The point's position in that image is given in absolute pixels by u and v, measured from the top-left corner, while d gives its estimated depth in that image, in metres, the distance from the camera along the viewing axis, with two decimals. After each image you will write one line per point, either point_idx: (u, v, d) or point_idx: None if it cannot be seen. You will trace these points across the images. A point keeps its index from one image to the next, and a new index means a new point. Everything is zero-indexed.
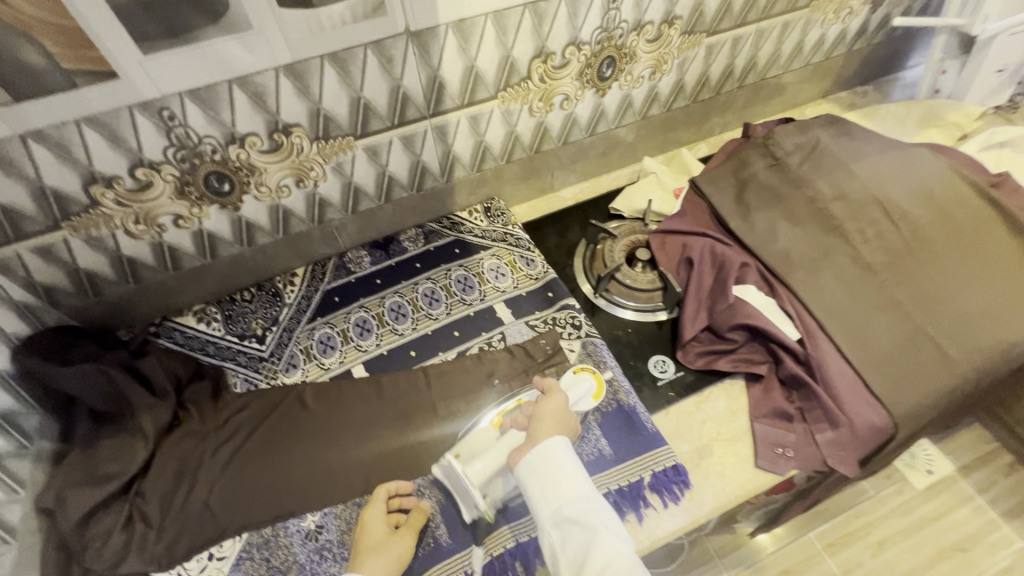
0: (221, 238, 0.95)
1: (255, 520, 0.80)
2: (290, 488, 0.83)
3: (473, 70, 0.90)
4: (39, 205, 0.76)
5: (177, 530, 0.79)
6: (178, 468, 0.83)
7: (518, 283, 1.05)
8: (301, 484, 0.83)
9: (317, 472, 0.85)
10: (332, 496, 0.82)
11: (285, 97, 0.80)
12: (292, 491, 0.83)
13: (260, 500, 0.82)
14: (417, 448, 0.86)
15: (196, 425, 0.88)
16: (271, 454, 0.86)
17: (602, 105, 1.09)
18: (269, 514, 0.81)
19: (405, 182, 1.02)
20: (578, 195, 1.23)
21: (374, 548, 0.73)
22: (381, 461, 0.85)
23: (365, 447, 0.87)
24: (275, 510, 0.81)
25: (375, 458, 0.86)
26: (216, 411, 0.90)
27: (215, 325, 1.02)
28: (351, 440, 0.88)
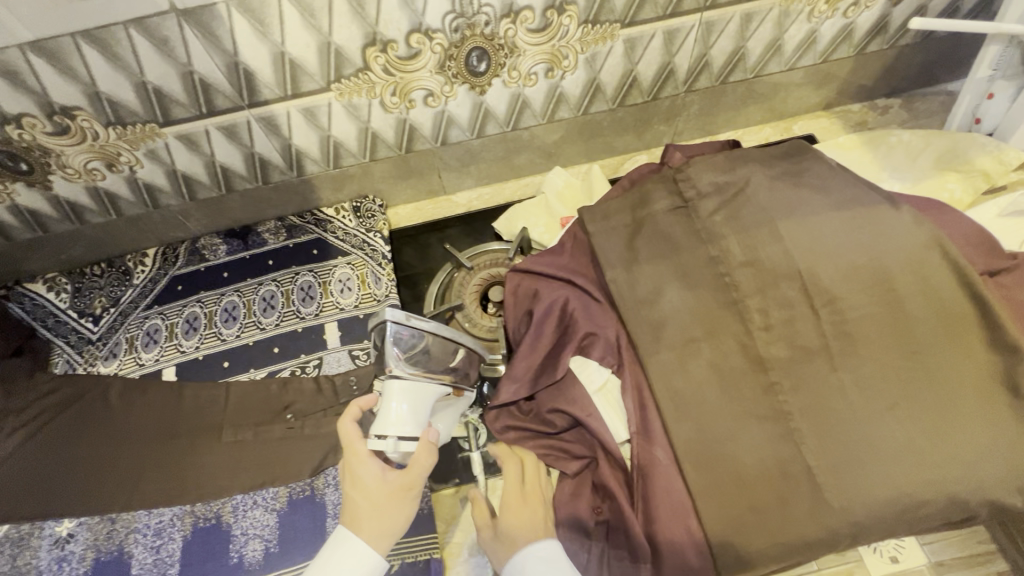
0: (46, 214, 0.90)
1: (18, 514, 0.80)
2: (59, 487, 0.82)
3: (285, 57, 0.74)
4: None
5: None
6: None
7: (359, 302, 0.94)
8: (71, 486, 0.82)
9: (91, 477, 0.82)
10: (91, 507, 0.80)
11: (48, 79, 0.70)
12: (61, 492, 0.81)
13: (28, 495, 0.81)
14: (186, 473, 0.81)
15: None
16: (56, 446, 0.85)
17: (485, 103, 0.89)
18: (32, 510, 0.80)
19: (245, 173, 0.92)
20: (472, 202, 1.06)
21: (375, 505, 0.60)
22: (151, 478, 0.82)
23: (144, 458, 0.83)
24: (39, 508, 0.80)
25: (146, 474, 0.82)
26: (28, 386, 0.89)
27: (62, 297, 1.01)
28: (131, 449, 0.84)
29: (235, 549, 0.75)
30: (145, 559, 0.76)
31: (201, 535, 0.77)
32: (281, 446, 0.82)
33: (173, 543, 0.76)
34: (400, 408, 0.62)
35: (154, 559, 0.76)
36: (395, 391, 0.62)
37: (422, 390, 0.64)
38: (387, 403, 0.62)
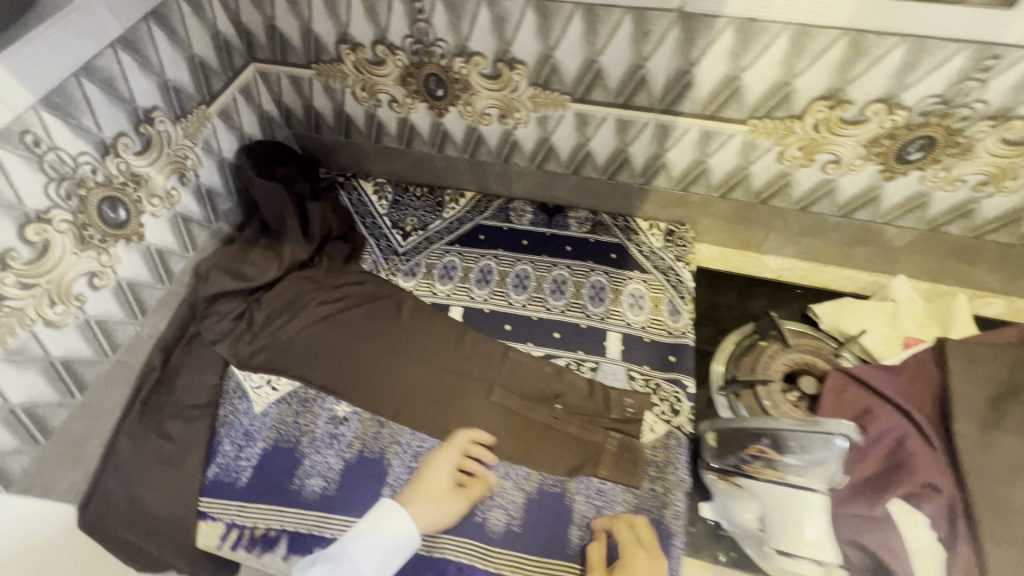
0: (419, 134, 0.99)
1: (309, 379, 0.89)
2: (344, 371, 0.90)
3: (735, 81, 0.73)
4: (304, 41, 0.88)
5: (256, 348, 0.91)
6: (289, 300, 0.95)
7: (649, 325, 0.92)
8: (353, 376, 0.90)
9: (370, 376, 0.89)
10: (365, 401, 0.87)
11: (524, 32, 0.75)
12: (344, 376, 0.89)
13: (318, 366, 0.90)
14: (452, 412, 0.85)
15: (315, 273, 0.98)
16: (348, 334, 0.93)
17: (882, 189, 0.81)
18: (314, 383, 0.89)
19: (600, 164, 0.93)
20: (784, 272, 0.99)
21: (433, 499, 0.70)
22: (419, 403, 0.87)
23: (417, 381, 0.89)
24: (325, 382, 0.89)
25: (415, 396, 0.87)
26: (339, 271, 1.00)
27: (381, 202, 1.11)
28: (409, 364, 0.90)
29: (480, 511, 0.76)
30: (400, 474, 0.80)
31: None
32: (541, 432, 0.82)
33: None
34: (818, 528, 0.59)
35: (407, 479, 0.79)
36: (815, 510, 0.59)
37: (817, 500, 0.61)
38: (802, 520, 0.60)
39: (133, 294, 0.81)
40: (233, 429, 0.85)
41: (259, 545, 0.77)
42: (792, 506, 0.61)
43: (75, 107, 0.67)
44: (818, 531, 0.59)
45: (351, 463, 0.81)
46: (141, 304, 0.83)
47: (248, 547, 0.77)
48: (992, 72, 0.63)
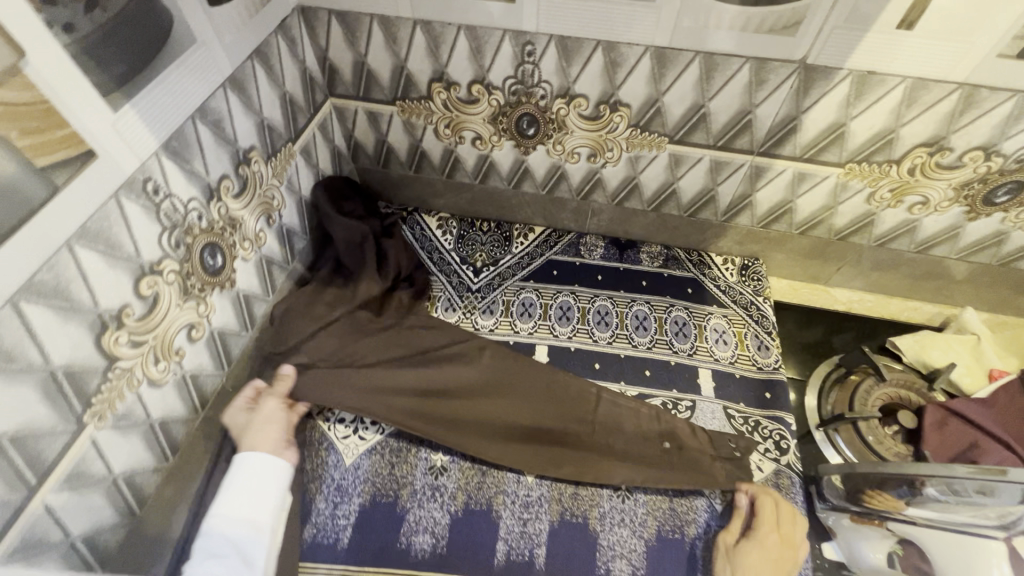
0: (498, 171, 0.98)
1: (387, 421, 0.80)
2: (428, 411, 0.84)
3: (841, 128, 0.75)
4: (392, 78, 0.86)
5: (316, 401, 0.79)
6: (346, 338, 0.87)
7: (738, 361, 0.92)
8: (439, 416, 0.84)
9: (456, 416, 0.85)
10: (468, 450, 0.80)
11: (635, 77, 0.76)
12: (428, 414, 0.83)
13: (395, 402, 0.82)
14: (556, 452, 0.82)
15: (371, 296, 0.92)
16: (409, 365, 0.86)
17: (962, 228, 0.85)
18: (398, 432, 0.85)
19: (684, 202, 0.94)
20: (853, 304, 1.03)
21: None
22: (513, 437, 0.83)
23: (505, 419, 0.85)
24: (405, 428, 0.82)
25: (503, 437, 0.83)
26: (408, 311, 0.95)
27: (447, 238, 1.08)
28: (494, 413, 0.85)
29: (602, 562, 0.75)
30: (513, 527, 0.77)
31: (568, 531, 0.77)
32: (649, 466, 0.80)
33: (539, 523, 0.77)
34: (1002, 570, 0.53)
35: (520, 532, 0.77)
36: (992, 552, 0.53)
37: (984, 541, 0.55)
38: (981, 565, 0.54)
39: (223, 344, 0.76)
40: (326, 485, 0.80)
41: None
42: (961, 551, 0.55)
43: (189, 151, 0.63)
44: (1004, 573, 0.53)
45: (458, 517, 0.78)
46: (228, 354, 0.78)
47: None
48: None
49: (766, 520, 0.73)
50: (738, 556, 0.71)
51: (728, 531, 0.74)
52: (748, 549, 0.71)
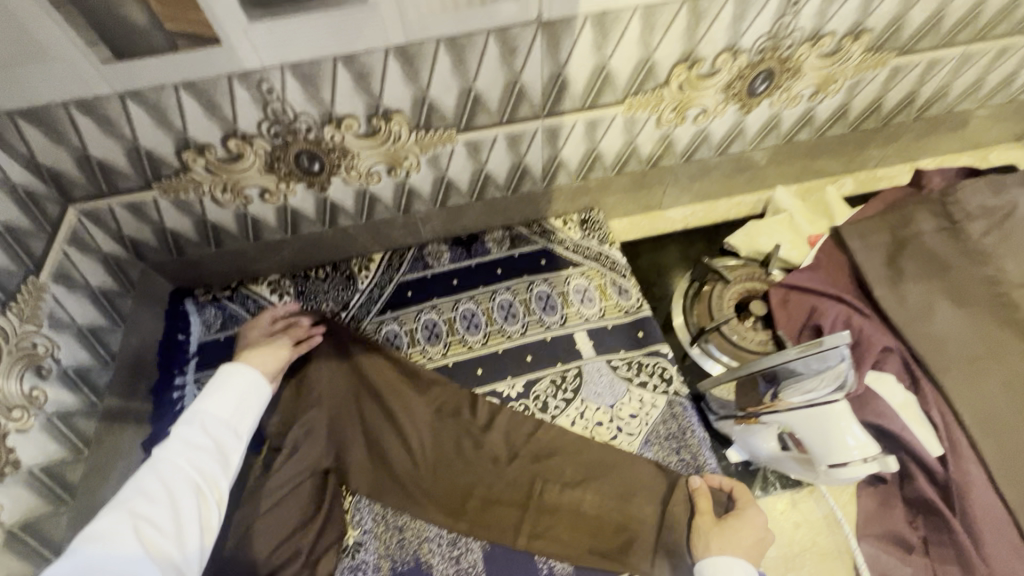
0: (304, 216, 0.90)
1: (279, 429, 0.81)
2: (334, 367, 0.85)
3: (604, 70, 0.76)
4: (133, 162, 0.74)
5: None
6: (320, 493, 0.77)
7: (605, 312, 0.94)
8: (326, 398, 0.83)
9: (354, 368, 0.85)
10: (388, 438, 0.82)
11: (391, 81, 0.71)
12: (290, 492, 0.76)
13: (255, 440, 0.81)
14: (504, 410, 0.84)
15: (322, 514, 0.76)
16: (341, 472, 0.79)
17: (744, 123, 0.92)
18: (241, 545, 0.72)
19: (502, 182, 0.93)
20: (688, 218, 1.08)
21: None
22: (426, 404, 0.84)
23: (394, 411, 0.83)
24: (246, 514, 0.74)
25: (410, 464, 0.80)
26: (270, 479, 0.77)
27: (285, 300, 0.98)
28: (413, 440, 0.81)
29: (543, 561, 0.74)
30: (447, 569, 0.73)
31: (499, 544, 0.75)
32: (586, 487, 0.78)
33: (473, 554, 0.74)
34: (848, 423, 0.58)
35: (455, 570, 0.73)
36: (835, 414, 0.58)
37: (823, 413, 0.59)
38: (832, 429, 0.58)
39: (33, 534, 0.64)
40: None
41: None
42: (816, 423, 0.59)
43: None
44: (850, 421, 0.58)
45: None
46: (49, 541, 0.67)
47: None
48: (801, 4, 0.74)
49: (743, 499, 0.74)
50: (725, 532, 0.70)
51: (707, 510, 0.73)
52: (733, 526, 0.71)
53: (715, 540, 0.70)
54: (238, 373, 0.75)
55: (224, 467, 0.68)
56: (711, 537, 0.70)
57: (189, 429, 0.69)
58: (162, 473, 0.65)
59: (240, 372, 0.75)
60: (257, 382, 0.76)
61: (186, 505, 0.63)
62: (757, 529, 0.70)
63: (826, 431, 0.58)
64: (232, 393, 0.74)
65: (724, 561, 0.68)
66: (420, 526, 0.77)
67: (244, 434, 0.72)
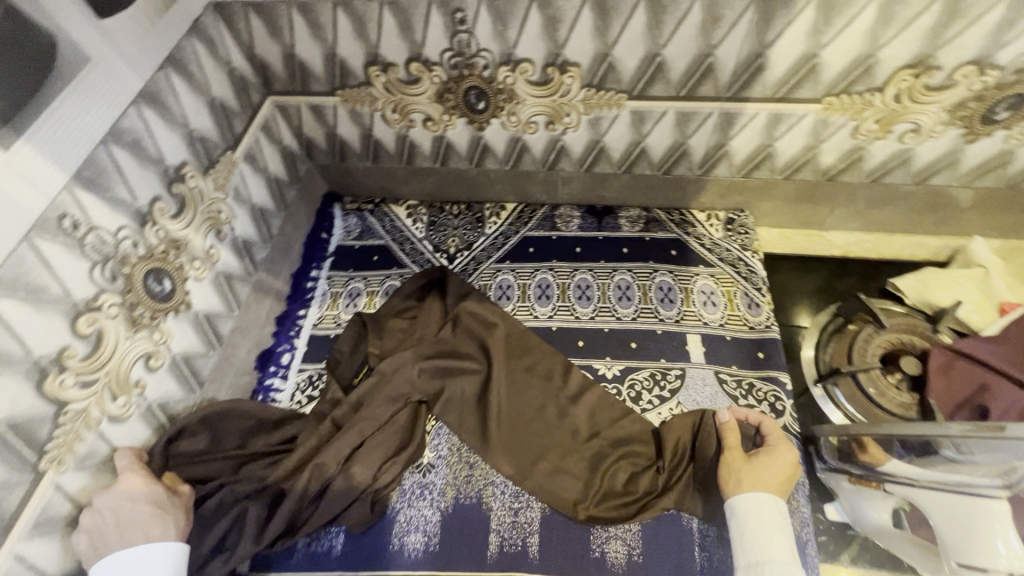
0: (456, 151, 0.93)
1: (386, 350, 0.87)
2: (458, 304, 0.90)
3: (812, 60, 0.68)
4: (327, 68, 0.81)
5: None
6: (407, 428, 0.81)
7: (727, 321, 0.88)
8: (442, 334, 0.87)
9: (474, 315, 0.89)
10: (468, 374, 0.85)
11: (579, 32, 0.69)
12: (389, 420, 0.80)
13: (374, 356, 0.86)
14: (599, 396, 0.83)
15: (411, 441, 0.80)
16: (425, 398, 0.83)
17: (962, 153, 0.78)
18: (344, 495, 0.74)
19: (655, 160, 0.88)
20: (850, 246, 0.96)
21: None
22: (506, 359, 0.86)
23: (499, 364, 0.85)
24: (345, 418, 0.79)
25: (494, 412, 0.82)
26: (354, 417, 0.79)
27: (418, 226, 1.04)
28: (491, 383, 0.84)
29: (596, 544, 0.73)
30: (504, 518, 0.76)
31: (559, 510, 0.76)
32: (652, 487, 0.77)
33: (530, 512, 0.76)
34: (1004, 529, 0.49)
35: (511, 521, 0.76)
36: (987, 511, 0.49)
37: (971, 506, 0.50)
38: (977, 526, 0.50)
39: (189, 366, 0.76)
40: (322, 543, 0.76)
41: None
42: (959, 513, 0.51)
43: (108, 178, 0.60)
44: (1006, 526, 0.49)
45: (448, 513, 0.76)
46: (198, 375, 0.78)
47: None
48: None
49: (773, 437, 0.72)
50: (752, 464, 0.69)
51: (735, 445, 0.72)
52: (763, 461, 0.69)
53: (746, 476, 0.68)
54: (139, 552, 0.60)
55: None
56: (743, 473, 0.69)
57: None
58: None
59: (156, 547, 0.61)
60: (173, 551, 0.62)
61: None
62: (789, 465, 0.69)
63: (968, 526, 0.50)
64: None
65: (756, 498, 0.66)
66: (489, 470, 0.80)
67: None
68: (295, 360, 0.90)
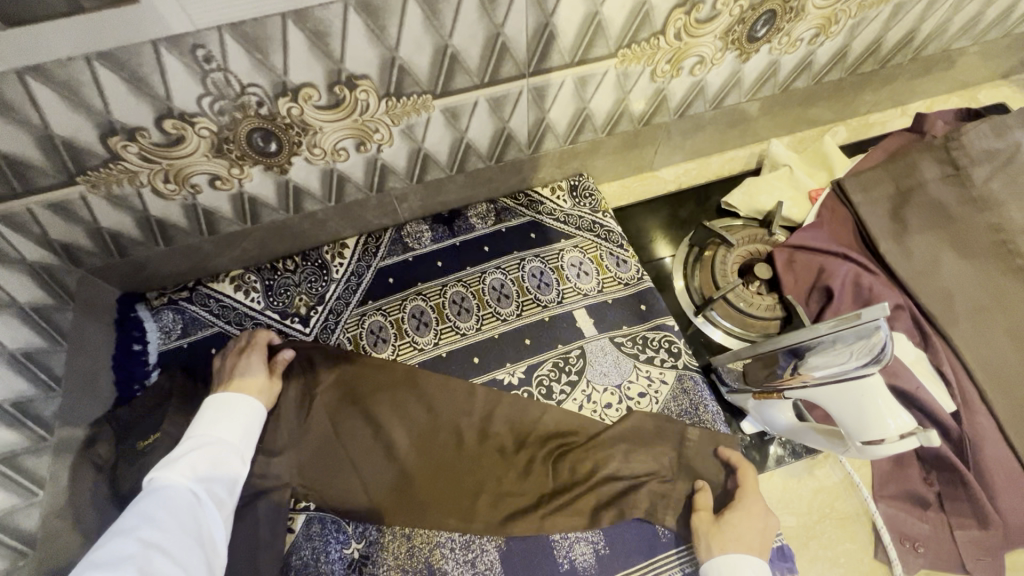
0: (265, 202, 0.80)
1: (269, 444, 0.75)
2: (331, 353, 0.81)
3: (596, 17, 0.67)
4: (47, 153, 0.62)
5: None
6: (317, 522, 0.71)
7: (604, 286, 0.88)
8: (329, 395, 0.78)
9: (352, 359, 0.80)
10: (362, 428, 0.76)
11: (354, 41, 0.60)
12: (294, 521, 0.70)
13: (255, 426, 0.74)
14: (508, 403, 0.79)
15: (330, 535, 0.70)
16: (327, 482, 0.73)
17: (741, 72, 0.85)
18: None
19: (484, 151, 0.84)
20: (681, 178, 1.02)
21: None
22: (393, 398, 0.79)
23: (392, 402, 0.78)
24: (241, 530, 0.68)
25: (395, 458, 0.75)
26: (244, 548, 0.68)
27: (253, 297, 0.89)
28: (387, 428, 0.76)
29: (563, 556, 0.70)
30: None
31: (517, 536, 0.71)
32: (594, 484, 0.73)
33: (488, 555, 0.70)
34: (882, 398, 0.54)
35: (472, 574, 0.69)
36: (865, 387, 0.55)
37: (854, 389, 0.55)
38: (864, 405, 0.55)
39: None
40: None
41: None
42: (848, 401, 0.56)
43: None
44: (883, 395, 0.54)
45: None
46: None
47: None
48: None
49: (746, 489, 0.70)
50: (724, 526, 0.67)
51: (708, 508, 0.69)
52: (732, 519, 0.67)
53: (715, 539, 0.66)
54: (235, 402, 0.70)
55: (230, 487, 0.63)
56: (711, 535, 0.66)
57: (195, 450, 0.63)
58: (167, 493, 0.58)
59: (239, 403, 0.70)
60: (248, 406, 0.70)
61: (193, 496, 0.59)
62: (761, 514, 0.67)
63: (858, 407, 0.55)
64: (234, 416, 0.69)
65: (727, 556, 0.64)
66: (430, 532, 0.71)
67: (246, 456, 0.68)
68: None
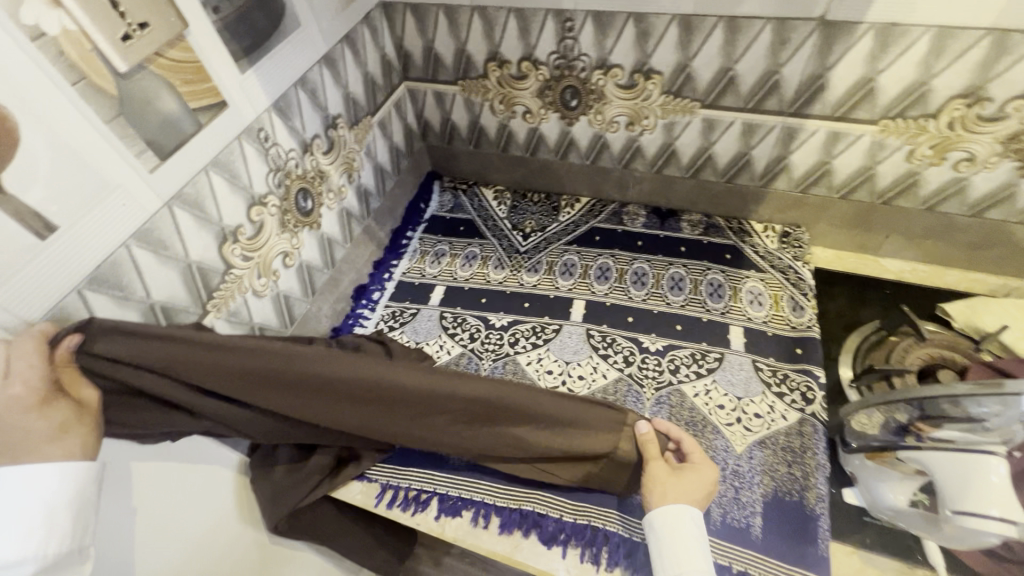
0: (546, 143, 1.09)
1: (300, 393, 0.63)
2: (157, 346, 0.58)
3: (869, 83, 0.78)
4: (455, 61, 1.00)
5: None
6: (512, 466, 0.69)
7: (770, 319, 0.95)
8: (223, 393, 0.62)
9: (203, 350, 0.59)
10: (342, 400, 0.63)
11: (664, 44, 0.84)
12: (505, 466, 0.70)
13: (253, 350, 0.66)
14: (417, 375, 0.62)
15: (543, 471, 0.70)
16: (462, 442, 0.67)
17: (1018, 187, 0.83)
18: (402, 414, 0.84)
19: (720, 168, 1.00)
20: (904, 273, 1.00)
21: None
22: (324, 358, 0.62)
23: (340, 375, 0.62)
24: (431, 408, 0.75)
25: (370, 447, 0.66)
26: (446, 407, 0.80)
27: (502, 207, 1.20)
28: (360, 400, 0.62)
29: None
30: None
31: None
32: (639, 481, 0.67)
33: None
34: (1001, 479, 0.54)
35: None
36: (986, 464, 0.54)
37: (968, 460, 0.55)
38: (975, 477, 0.55)
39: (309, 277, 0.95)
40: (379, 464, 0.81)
41: (413, 505, 0.78)
42: (961, 469, 0.56)
43: (291, 111, 0.80)
44: (1002, 478, 0.53)
45: None
46: None
47: (402, 507, 0.78)
48: None
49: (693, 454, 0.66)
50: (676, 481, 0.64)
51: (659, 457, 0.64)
52: (682, 476, 0.64)
53: (667, 492, 0.63)
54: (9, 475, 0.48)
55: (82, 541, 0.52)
56: (665, 488, 0.63)
57: (15, 544, 0.47)
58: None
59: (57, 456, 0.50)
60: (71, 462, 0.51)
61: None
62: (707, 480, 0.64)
63: (967, 477, 0.55)
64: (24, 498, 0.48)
65: (674, 511, 0.62)
66: None
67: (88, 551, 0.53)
68: (384, 296, 1.06)
